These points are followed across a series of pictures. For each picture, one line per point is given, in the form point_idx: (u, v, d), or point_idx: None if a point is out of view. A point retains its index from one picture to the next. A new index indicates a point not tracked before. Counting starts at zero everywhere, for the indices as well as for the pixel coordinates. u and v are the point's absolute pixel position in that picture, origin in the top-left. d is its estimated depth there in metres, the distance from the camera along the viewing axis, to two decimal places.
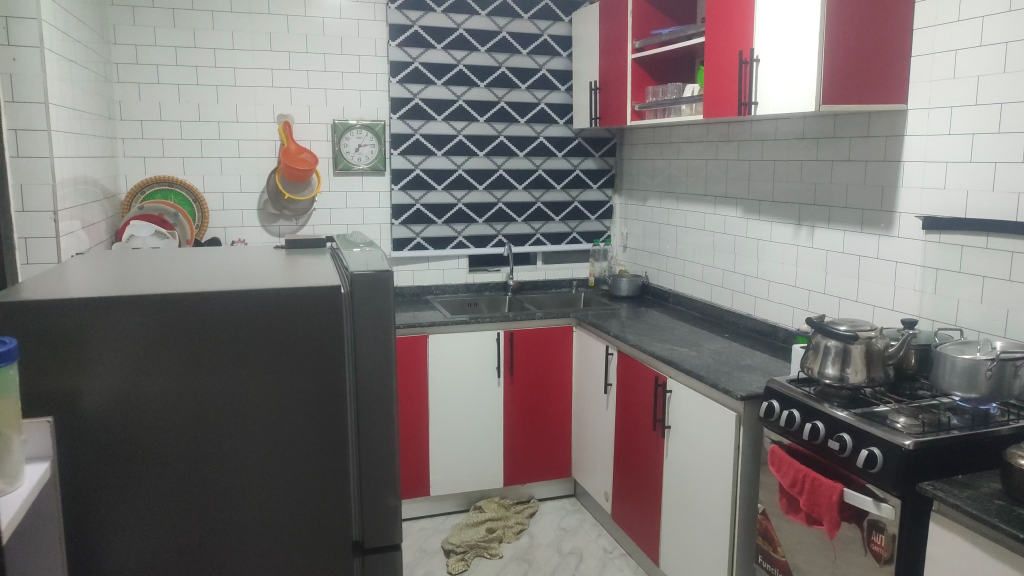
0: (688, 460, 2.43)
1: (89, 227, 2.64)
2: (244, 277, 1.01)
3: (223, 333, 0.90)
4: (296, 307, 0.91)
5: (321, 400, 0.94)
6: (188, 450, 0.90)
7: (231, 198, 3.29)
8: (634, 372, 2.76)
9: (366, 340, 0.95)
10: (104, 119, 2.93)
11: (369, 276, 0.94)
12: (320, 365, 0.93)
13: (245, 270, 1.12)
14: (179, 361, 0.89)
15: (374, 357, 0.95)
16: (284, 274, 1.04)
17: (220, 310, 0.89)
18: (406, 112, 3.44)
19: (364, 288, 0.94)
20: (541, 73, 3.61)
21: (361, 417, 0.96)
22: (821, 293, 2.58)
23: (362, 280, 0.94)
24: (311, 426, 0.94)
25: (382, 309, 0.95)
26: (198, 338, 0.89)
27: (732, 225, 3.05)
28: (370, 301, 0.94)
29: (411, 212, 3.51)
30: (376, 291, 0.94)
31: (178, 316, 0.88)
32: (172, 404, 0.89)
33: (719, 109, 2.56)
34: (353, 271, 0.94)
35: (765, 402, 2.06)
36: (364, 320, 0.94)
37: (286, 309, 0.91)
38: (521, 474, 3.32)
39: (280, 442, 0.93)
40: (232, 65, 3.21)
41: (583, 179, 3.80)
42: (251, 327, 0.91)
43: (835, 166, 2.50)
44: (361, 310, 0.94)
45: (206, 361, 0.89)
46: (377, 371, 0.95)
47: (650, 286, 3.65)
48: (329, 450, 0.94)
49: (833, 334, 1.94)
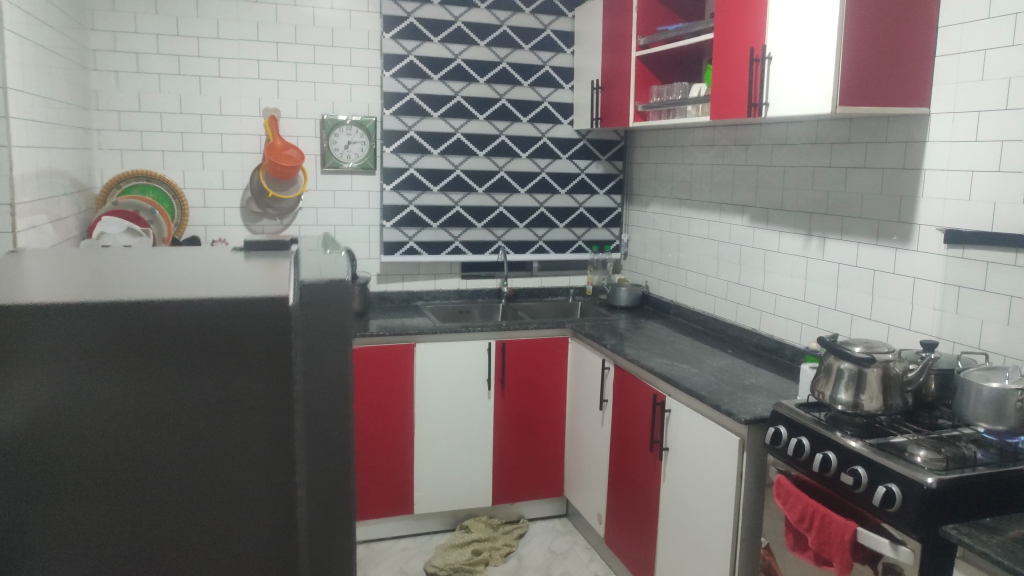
0: (687, 486, 2.27)
1: (56, 220, 2.50)
2: (172, 273, 0.76)
3: (123, 363, 0.54)
4: (225, 328, 0.54)
5: (264, 470, 0.57)
6: (67, 545, 0.55)
7: (213, 195, 3.14)
8: (633, 388, 2.60)
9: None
10: (78, 108, 2.79)
11: (326, 285, 0.56)
12: (262, 419, 0.56)
13: (188, 259, 0.94)
14: (46, 404, 0.53)
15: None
16: (212, 263, 0.87)
17: (116, 328, 0.53)
18: (400, 107, 3.27)
19: (320, 297, 0.57)
20: (544, 70, 3.46)
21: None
22: (832, 309, 2.42)
23: (320, 286, 0.63)
24: (254, 509, 0.57)
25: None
26: (85, 369, 0.53)
27: (739, 233, 2.89)
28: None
29: (404, 214, 3.34)
30: (335, 310, 0.57)
31: (53, 335, 0.52)
32: (39, 473, 0.54)
33: (729, 109, 2.40)
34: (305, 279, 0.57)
35: (771, 428, 1.90)
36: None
37: (211, 330, 0.54)
38: (511, 491, 3.16)
39: (208, 533, 0.57)
40: (216, 55, 3.06)
41: (589, 183, 3.62)
42: (161, 360, 0.54)
43: (850, 174, 2.34)
44: (316, 332, 0.57)
45: (96, 405, 0.54)
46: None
47: (650, 296, 3.50)
48: (273, 544, 0.58)
49: (846, 356, 1.78)
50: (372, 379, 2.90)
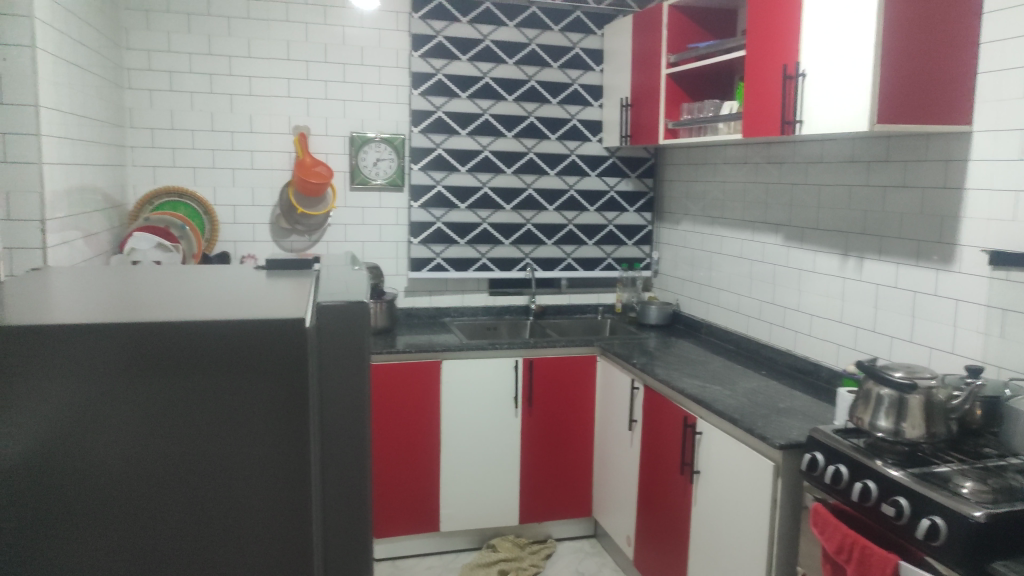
0: (718, 511, 2.21)
1: (88, 236, 2.53)
2: (190, 294, 0.74)
3: (146, 382, 0.57)
4: (245, 350, 0.58)
5: (278, 484, 0.60)
6: (89, 554, 0.59)
7: (243, 211, 3.16)
8: (663, 409, 2.54)
9: (332, 385, 0.66)
10: (111, 126, 2.83)
11: (343, 307, 0.66)
12: (277, 436, 0.59)
13: (212, 276, 0.92)
14: (74, 419, 0.56)
15: (346, 408, 0.66)
16: (234, 282, 0.85)
17: (141, 347, 0.56)
18: (428, 125, 3.27)
19: (337, 319, 0.66)
20: (573, 87, 3.44)
21: (328, 486, 0.67)
22: (870, 331, 2.35)
23: (331, 308, 0.66)
24: (268, 520, 0.61)
25: (359, 342, 0.66)
26: (111, 386, 0.56)
27: (772, 252, 2.83)
28: (343, 333, 0.66)
29: (431, 230, 3.34)
30: (348, 328, 0.66)
31: (82, 354, 0.55)
32: (67, 484, 0.57)
33: (759, 127, 2.36)
34: (319, 301, 0.66)
35: (807, 454, 1.84)
36: (329, 358, 0.66)
37: (230, 351, 0.58)
38: (538, 511, 3.11)
39: (225, 542, 0.60)
40: (247, 73, 3.09)
41: (619, 201, 3.58)
42: (182, 378, 0.58)
43: (888, 193, 2.28)
44: (329, 348, 0.66)
45: (120, 421, 0.57)
46: (350, 427, 0.67)
47: (681, 315, 3.44)
48: (284, 553, 0.62)
49: (887, 381, 1.71)
50: (397, 397, 2.89)
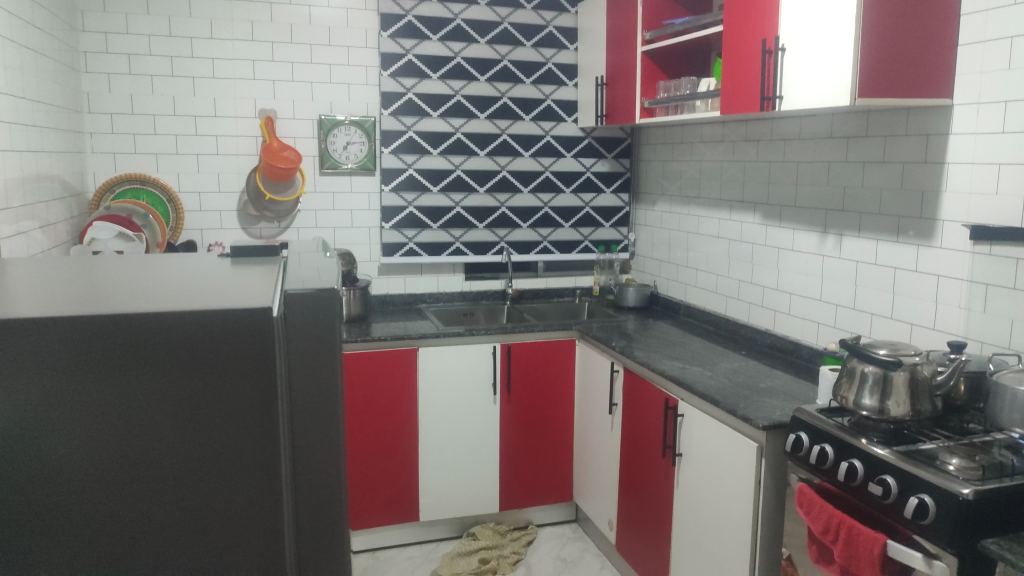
0: (701, 493, 2.18)
1: (45, 226, 2.42)
2: (142, 286, 0.67)
3: (100, 379, 0.52)
4: (207, 339, 0.53)
5: (249, 478, 0.56)
6: (47, 566, 0.54)
7: (209, 198, 3.06)
8: (643, 392, 2.51)
9: (300, 381, 0.58)
10: (67, 111, 2.71)
11: (308, 297, 0.57)
12: (246, 427, 0.55)
13: (171, 264, 0.85)
14: (22, 422, 0.51)
15: (315, 404, 0.58)
16: (192, 270, 0.78)
17: (94, 343, 0.51)
18: (399, 107, 3.19)
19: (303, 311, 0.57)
20: (546, 67, 3.37)
21: (301, 488, 0.59)
22: (850, 309, 2.34)
23: (299, 297, 0.57)
24: (239, 517, 0.57)
25: (327, 336, 0.58)
26: (64, 386, 0.51)
27: (750, 231, 2.80)
28: (312, 323, 0.57)
29: (404, 215, 3.26)
30: (315, 320, 0.57)
31: (29, 353, 0.50)
32: (18, 493, 0.52)
33: (738, 104, 2.32)
34: (285, 291, 0.56)
35: (791, 435, 1.81)
36: (298, 352, 0.57)
37: (191, 341, 0.53)
38: (518, 498, 3.07)
39: (194, 544, 0.56)
40: (210, 55, 2.98)
41: (595, 182, 3.53)
42: (140, 373, 0.53)
43: (867, 169, 2.26)
44: (297, 342, 0.57)
45: (73, 420, 0.52)
46: (322, 424, 0.58)
47: (659, 296, 3.42)
48: (257, 550, 0.58)
49: (870, 359, 1.69)
50: (374, 386, 2.82)
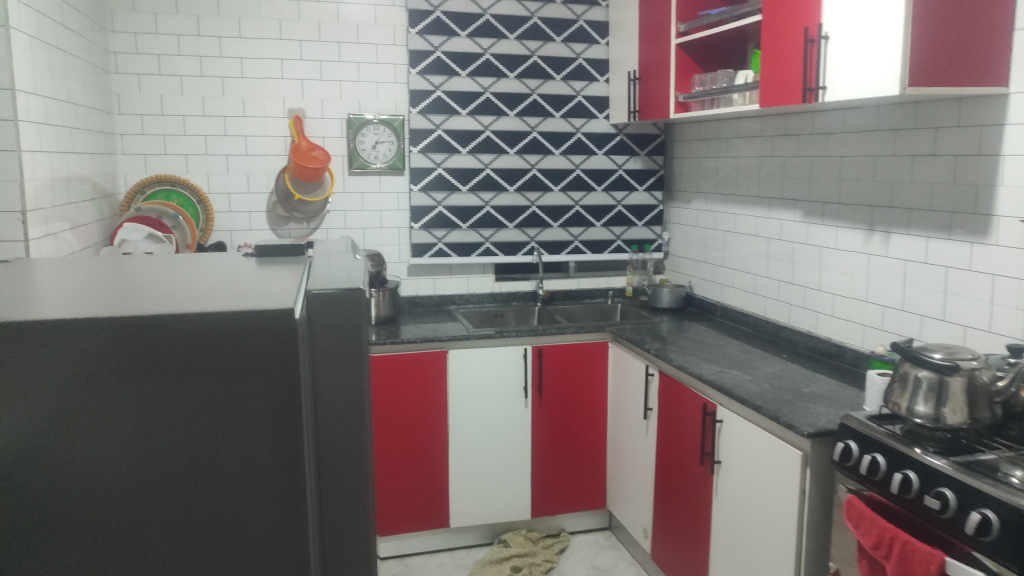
0: (742, 502, 2.10)
1: (76, 228, 2.42)
2: (165, 288, 0.62)
3: (117, 388, 0.47)
4: (231, 344, 0.48)
5: (273, 496, 0.51)
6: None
7: (238, 199, 3.05)
8: (680, 396, 2.43)
9: (326, 381, 0.54)
10: (98, 112, 2.71)
11: (334, 295, 0.53)
12: (269, 442, 0.50)
13: (187, 265, 0.81)
14: (29, 436, 0.46)
15: (342, 410, 0.54)
16: (207, 272, 0.73)
17: (110, 348, 0.46)
18: (428, 106, 3.15)
19: (329, 310, 0.53)
20: (578, 63, 3.30)
21: (326, 501, 0.55)
22: (898, 310, 2.23)
23: (323, 297, 0.53)
24: (261, 539, 0.51)
25: (355, 335, 0.54)
26: (79, 397, 0.46)
27: (790, 229, 2.71)
28: (338, 324, 0.54)
29: (433, 215, 3.22)
30: (341, 319, 0.54)
31: (38, 360, 0.45)
32: (29, 511, 0.47)
33: (779, 96, 2.23)
34: (310, 289, 0.54)
35: (839, 443, 1.72)
36: (322, 353, 0.53)
37: (213, 347, 0.48)
38: (550, 503, 3.01)
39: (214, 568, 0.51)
40: (239, 54, 2.96)
41: (627, 180, 3.45)
42: (160, 382, 0.47)
43: (916, 162, 2.15)
44: (321, 342, 0.53)
45: (86, 434, 0.47)
46: (348, 432, 0.54)
47: (694, 298, 3.33)
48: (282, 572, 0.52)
49: (924, 363, 1.60)
50: (403, 388, 2.78)
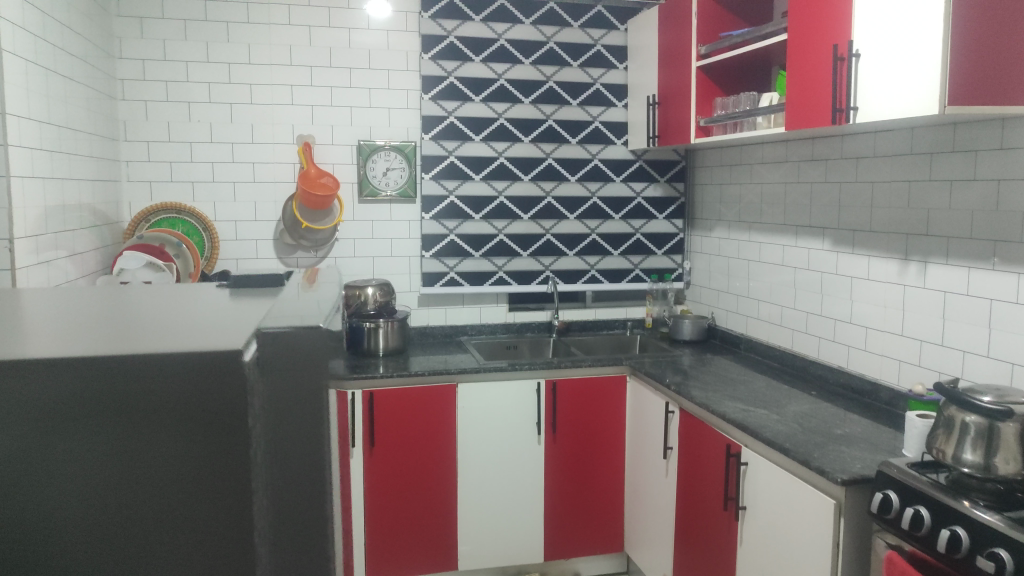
0: (769, 553, 1.93)
1: (73, 255, 2.34)
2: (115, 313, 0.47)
3: (41, 464, 0.32)
4: (176, 410, 0.32)
5: None
6: None
7: (245, 227, 2.97)
8: (702, 435, 2.28)
9: (287, 482, 0.33)
10: (103, 138, 2.65)
11: (297, 348, 0.32)
12: (220, 556, 0.34)
13: None
14: None
15: (307, 531, 0.34)
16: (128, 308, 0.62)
17: (15, 412, 0.31)
18: (440, 131, 3.07)
19: (290, 367, 0.33)
20: (595, 87, 3.20)
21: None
22: (937, 345, 2.08)
23: (282, 335, 0.33)
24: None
25: (325, 409, 0.33)
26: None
27: (819, 258, 2.56)
28: (302, 387, 0.32)
29: (444, 243, 3.12)
30: (305, 385, 0.32)
31: None
32: None
33: (807, 119, 2.11)
34: (266, 332, 0.33)
35: (878, 493, 1.56)
36: (286, 435, 0.33)
37: (155, 415, 0.32)
38: (565, 546, 2.85)
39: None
40: (248, 80, 2.91)
41: (646, 207, 3.33)
42: (85, 461, 0.32)
43: (954, 188, 2.01)
44: (284, 419, 0.33)
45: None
46: (323, 565, 0.34)
47: (717, 329, 3.18)
48: None
49: (974, 407, 1.44)
50: (410, 424, 2.65)
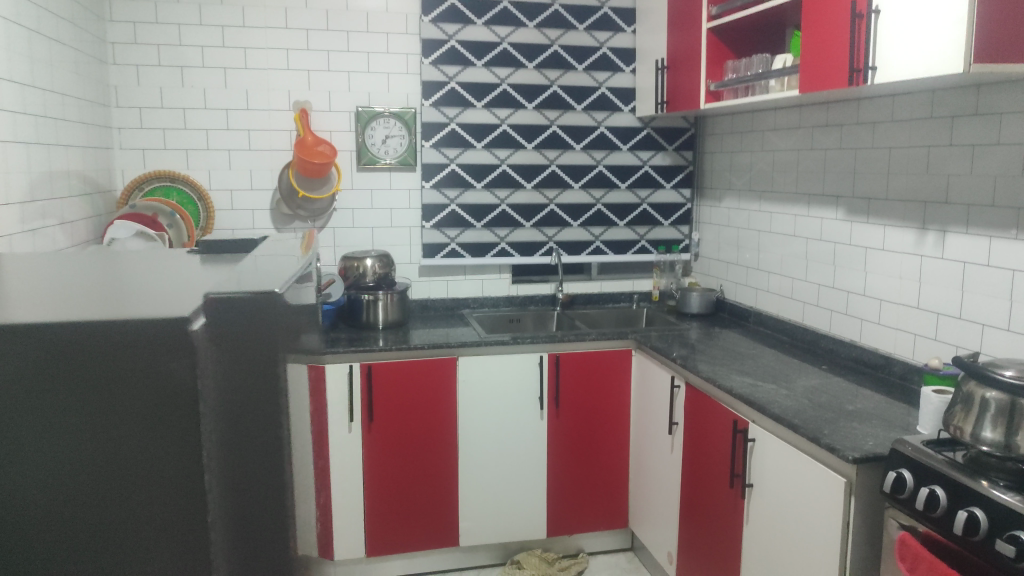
0: (776, 532, 1.87)
1: (63, 224, 2.28)
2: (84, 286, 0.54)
3: (52, 397, 0.41)
4: (155, 358, 0.41)
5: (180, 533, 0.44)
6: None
7: (241, 196, 2.90)
8: (708, 411, 2.21)
9: (241, 412, 0.43)
10: (93, 103, 2.58)
11: (244, 307, 0.41)
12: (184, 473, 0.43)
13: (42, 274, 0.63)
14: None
15: (252, 447, 0.43)
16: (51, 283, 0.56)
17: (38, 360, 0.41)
18: (440, 98, 2.97)
19: (239, 323, 0.42)
20: (602, 52, 3.09)
21: (240, 560, 0.45)
22: (955, 319, 1.99)
23: (222, 298, 0.41)
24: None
25: (269, 352, 0.42)
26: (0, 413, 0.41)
27: (832, 229, 2.47)
28: (243, 337, 0.42)
29: (445, 213, 3.04)
30: (250, 337, 0.42)
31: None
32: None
33: (822, 81, 2.00)
34: (219, 295, 0.41)
35: (891, 472, 1.49)
36: (240, 374, 0.42)
37: (133, 362, 0.41)
38: (568, 522, 2.80)
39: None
40: (242, 44, 2.82)
41: (653, 176, 3.23)
42: (79, 396, 0.41)
43: (976, 153, 1.91)
44: (235, 362, 0.42)
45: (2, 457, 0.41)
46: (262, 472, 0.44)
47: (726, 303, 3.09)
48: None
49: (995, 383, 1.36)
50: (409, 398, 2.60)
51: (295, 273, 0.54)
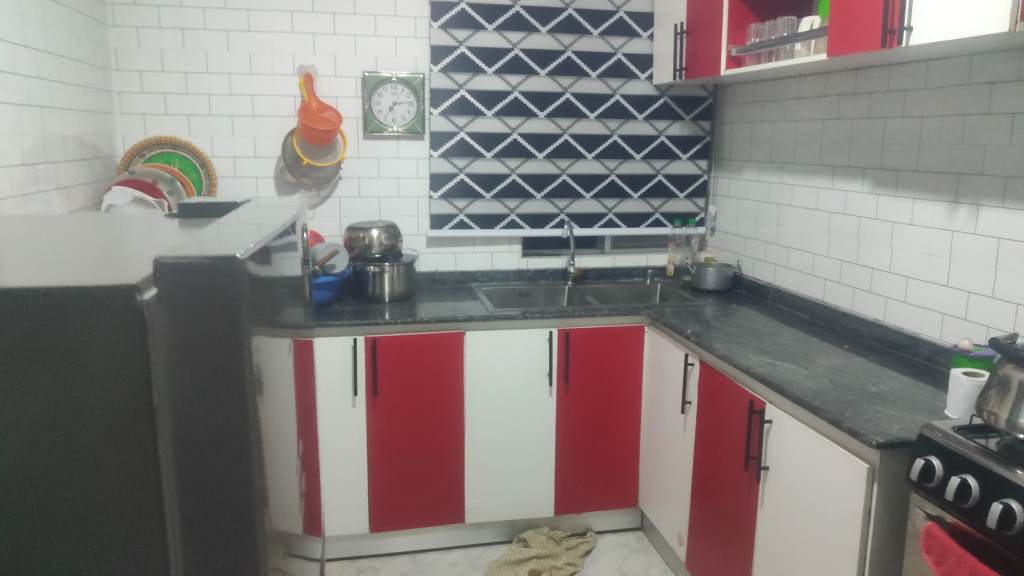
0: (791, 518, 1.80)
1: (60, 189, 2.20)
2: (23, 251, 0.54)
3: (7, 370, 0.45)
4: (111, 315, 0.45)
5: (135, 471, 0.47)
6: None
7: (244, 164, 2.82)
8: (723, 391, 2.13)
9: (193, 360, 0.47)
10: (92, 65, 2.50)
11: (194, 269, 0.46)
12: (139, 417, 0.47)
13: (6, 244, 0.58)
14: None
15: (207, 407, 0.48)
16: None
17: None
18: (450, 63, 2.86)
19: (189, 281, 0.46)
20: (618, 15, 2.97)
21: (196, 493, 0.49)
22: (987, 297, 1.89)
23: (177, 265, 0.46)
24: (125, 518, 0.48)
25: (224, 306, 0.47)
26: None
27: (857, 202, 2.36)
28: (199, 300, 0.46)
29: (454, 183, 2.95)
30: (201, 292, 0.46)
31: None
32: None
33: (851, 43, 1.89)
34: (169, 260, 0.46)
35: (919, 460, 1.41)
36: (193, 326, 0.47)
37: (88, 318, 0.45)
38: (576, 501, 2.74)
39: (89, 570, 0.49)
40: (245, 6, 2.72)
41: (669, 146, 3.12)
42: (38, 348, 0.45)
43: (1016, 121, 1.79)
44: (187, 315, 0.47)
45: None
46: (214, 414, 0.48)
47: (743, 279, 2.99)
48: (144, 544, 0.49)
49: None
50: (414, 373, 2.53)
51: (273, 239, 0.59)
